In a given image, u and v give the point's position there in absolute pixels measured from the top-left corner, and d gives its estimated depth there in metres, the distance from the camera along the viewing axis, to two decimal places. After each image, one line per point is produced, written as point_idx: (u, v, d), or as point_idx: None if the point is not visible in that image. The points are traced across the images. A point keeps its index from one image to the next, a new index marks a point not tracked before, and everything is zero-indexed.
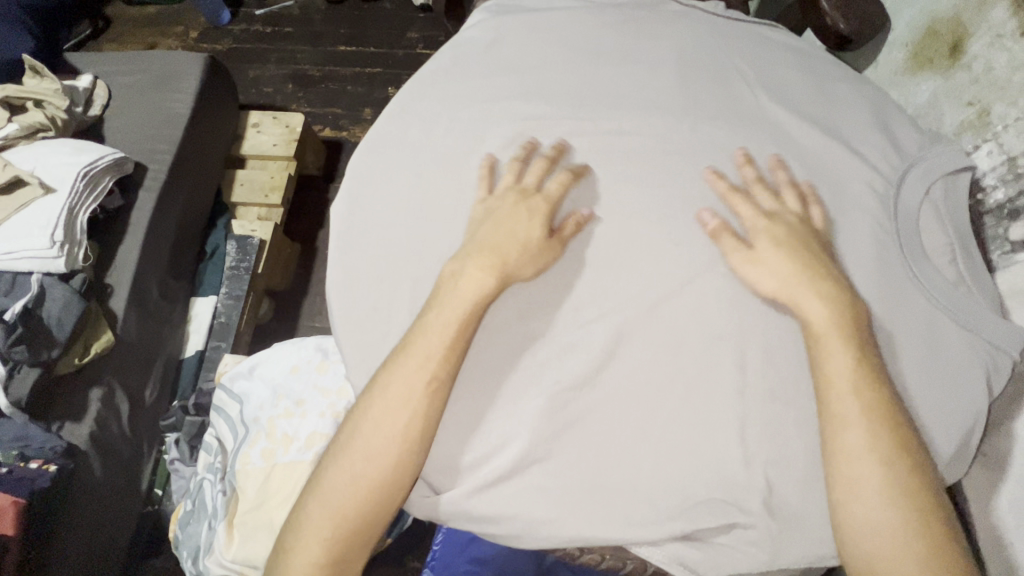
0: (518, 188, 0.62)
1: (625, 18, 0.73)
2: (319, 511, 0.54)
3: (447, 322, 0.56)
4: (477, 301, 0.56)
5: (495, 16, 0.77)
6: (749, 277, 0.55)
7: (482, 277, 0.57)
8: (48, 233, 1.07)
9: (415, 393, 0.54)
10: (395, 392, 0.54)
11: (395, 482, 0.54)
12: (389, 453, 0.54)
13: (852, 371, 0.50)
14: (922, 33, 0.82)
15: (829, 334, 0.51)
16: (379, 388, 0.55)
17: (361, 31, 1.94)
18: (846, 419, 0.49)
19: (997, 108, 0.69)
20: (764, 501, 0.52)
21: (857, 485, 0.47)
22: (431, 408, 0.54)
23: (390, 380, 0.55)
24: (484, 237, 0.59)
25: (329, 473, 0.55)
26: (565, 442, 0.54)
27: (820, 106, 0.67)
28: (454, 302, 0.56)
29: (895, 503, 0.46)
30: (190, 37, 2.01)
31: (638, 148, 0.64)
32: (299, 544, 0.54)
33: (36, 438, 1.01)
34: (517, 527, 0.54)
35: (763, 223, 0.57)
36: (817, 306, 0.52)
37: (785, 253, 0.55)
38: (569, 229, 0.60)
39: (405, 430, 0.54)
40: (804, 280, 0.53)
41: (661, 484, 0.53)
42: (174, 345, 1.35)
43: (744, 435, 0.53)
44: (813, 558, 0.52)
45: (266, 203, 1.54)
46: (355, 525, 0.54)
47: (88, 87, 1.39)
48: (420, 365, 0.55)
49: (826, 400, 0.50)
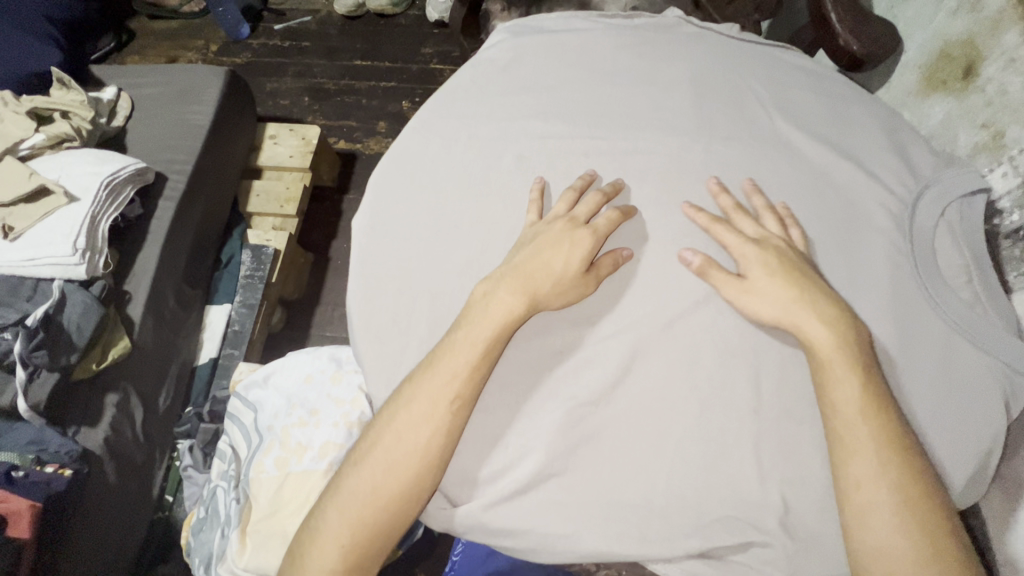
0: (567, 216, 0.62)
1: (641, 40, 0.75)
2: (338, 519, 0.55)
3: (474, 341, 0.57)
4: (504, 323, 0.57)
5: (513, 37, 0.79)
6: (749, 305, 0.55)
7: (512, 302, 0.58)
8: (70, 240, 1.10)
9: (440, 409, 0.55)
10: (420, 407, 0.55)
11: (411, 496, 0.54)
12: (408, 466, 0.54)
13: (856, 394, 0.50)
14: (935, 55, 0.83)
15: (834, 361, 0.51)
16: (403, 401, 0.56)
17: (377, 47, 1.99)
18: (859, 447, 0.49)
19: (1012, 130, 0.70)
20: (780, 520, 0.52)
21: (881, 504, 0.48)
22: (454, 425, 0.55)
23: (415, 394, 0.56)
24: (521, 262, 0.60)
25: (348, 482, 0.56)
26: (581, 456, 0.55)
27: (834, 128, 0.68)
28: (483, 322, 0.57)
29: (913, 527, 0.47)
30: (209, 50, 2.06)
31: (654, 167, 0.65)
32: (315, 550, 0.55)
33: (52, 442, 1.02)
34: (534, 541, 0.55)
35: (752, 251, 0.57)
36: (821, 329, 0.53)
37: (780, 280, 0.55)
38: (607, 267, 0.59)
39: (427, 445, 0.54)
40: (802, 307, 0.54)
41: (677, 501, 0.53)
42: (188, 351, 1.37)
43: (760, 454, 0.53)
44: None
45: (281, 213, 1.57)
46: (372, 537, 0.54)
47: (112, 99, 1.43)
48: (445, 382, 0.56)
49: (839, 430, 0.50)
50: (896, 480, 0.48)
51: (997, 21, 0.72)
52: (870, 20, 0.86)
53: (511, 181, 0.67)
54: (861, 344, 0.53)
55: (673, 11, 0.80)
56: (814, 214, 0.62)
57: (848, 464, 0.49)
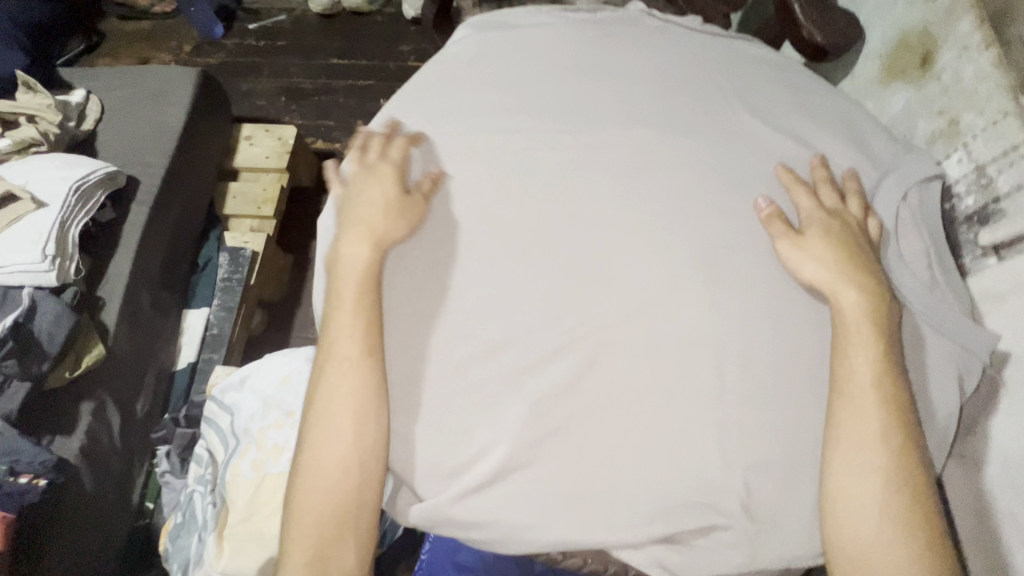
0: (366, 163, 0.67)
1: (605, 34, 0.75)
2: (296, 526, 0.55)
3: (353, 310, 0.59)
4: (360, 273, 0.60)
5: (479, 32, 0.79)
6: (795, 263, 0.58)
7: (357, 249, 0.61)
8: (39, 247, 1.08)
9: (341, 379, 0.57)
10: (336, 389, 0.57)
11: (349, 475, 0.55)
12: (336, 446, 0.55)
13: (871, 365, 0.52)
14: (894, 45, 0.85)
15: (857, 326, 0.54)
16: (315, 389, 0.58)
17: (354, 45, 1.97)
18: (859, 410, 0.51)
19: (965, 117, 0.71)
20: (742, 503, 0.53)
21: (870, 470, 0.49)
22: (360, 391, 0.56)
23: (321, 377, 0.58)
24: (354, 211, 0.64)
25: (294, 488, 0.56)
26: (548, 448, 0.55)
27: (796, 118, 0.69)
28: (349, 286, 0.60)
29: (889, 493, 0.49)
30: (183, 51, 2.03)
31: (619, 160, 0.65)
32: (283, 564, 0.54)
33: (25, 452, 0.99)
34: (500, 532, 0.55)
35: (820, 215, 0.59)
36: (850, 297, 0.54)
37: (833, 245, 0.57)
38: (425, 187, 0.65)
39: (343, 420, 0.56)
40: (841, 272, 0.56)
41: (642, 489, 0.54)
42: (166, 357, 1.35)
43: (722, 440, 0.54)
44: (790, 560, 0.53)
45: (259, 215, 1.55)
46: (333, 529, 0.54)
47: (81, 102, 1.40)
48: (337, 354, 0.58)
49: (841, 385, 0.52)
50: (891, 450, 0.50)
51: (951, 11, 0.73)
52: (833, 10, 0.87)
53: (478, 176, 0.66)
54: (889, 317, 0.55)
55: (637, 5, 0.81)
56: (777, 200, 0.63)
57: (841, 429, 0.51)
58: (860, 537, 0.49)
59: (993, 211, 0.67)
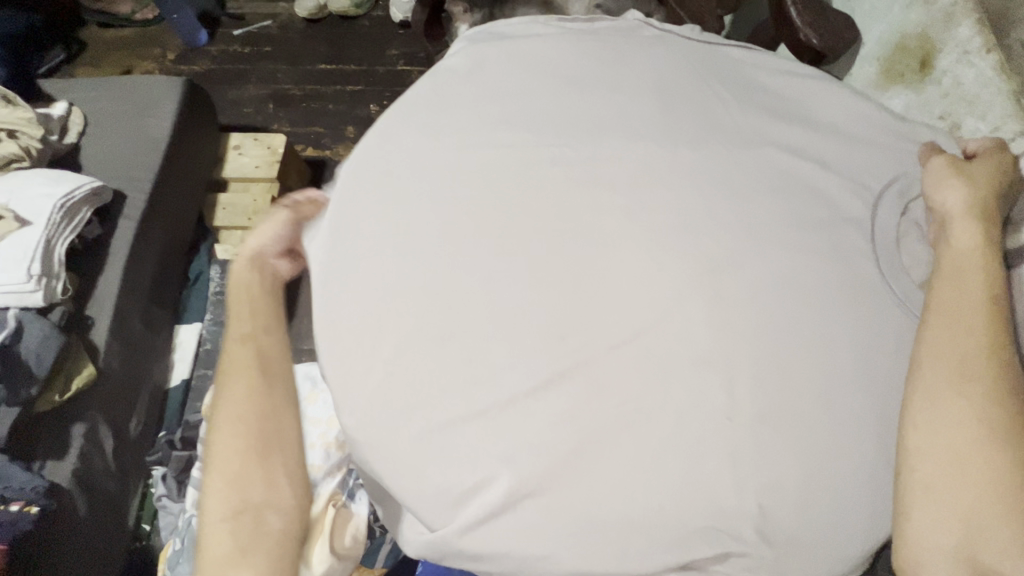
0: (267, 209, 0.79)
1: (602, 43, 0.74)
2: (219, 479, 0.64)
3: (242, 304, 0.74)
4: (249, 281, 0.76)
5: (473, 42, 0.77)
6: (943, 194, 0.62)
7: (247, 266, 0.77)
8: (24, 267, 1.05)
9: (240, 352, 0.71)
10: (240, 360, 0.70)
11: (271, 422, 0.67)
12: (243, 401, 0.67)
13: (977, 286, 0.57)
14: (891, 48, 0.84)
15: (971, 252, 0.59)
16: (223, 368, 0.70)
17: (342, 50, 1.94)
18: (964, 320, 0.56)
19: (967, 122, 0.71)
20: (757, 527, 0.52)
21: (971, 377, 0.54)
22: (259, 355, 0.71)
23: (227, 356, 0.71)
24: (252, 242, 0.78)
25: (211, 452, 0.66)
26: (561, 478, 0.53)
27: (801, 129, 0.68)
28: (237, 288, 0.76)
29: (981, 400, 0.53)
30: (166, 59, 1.99)
31: (623, 174, 0.64)
32: (209, 515, 0.63)
33: (16, 479, 0.98)
34: (510, 561, 0.54)
35: (983, 165, 0.64)
36: (968, 227, 0.60)
37: (982, 192, 0.62)
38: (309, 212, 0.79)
39: (249, 381, 0.69)
40: (976, 209, 0.61)
41: (657, 518, 0.52)
42: (159, 375, 1.32)
43: (737, 463, 0.53)
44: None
45: (250, 226, 1.52)
46: (254, 469, 0.65)
47: (63, 115, 1.35)
48: (236, 334, 0.72)
49: (943, 294, 0.57)
50: (991, 366, 0.54)
51: (950, 14, 0.73)
52: (829, 13, 0.87)
53: (479, 192, 0.64)
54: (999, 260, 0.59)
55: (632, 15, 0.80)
56: (785, 211, 0.61)
57: (944, 330, 0.56)
58: (946, 434, 0.53)
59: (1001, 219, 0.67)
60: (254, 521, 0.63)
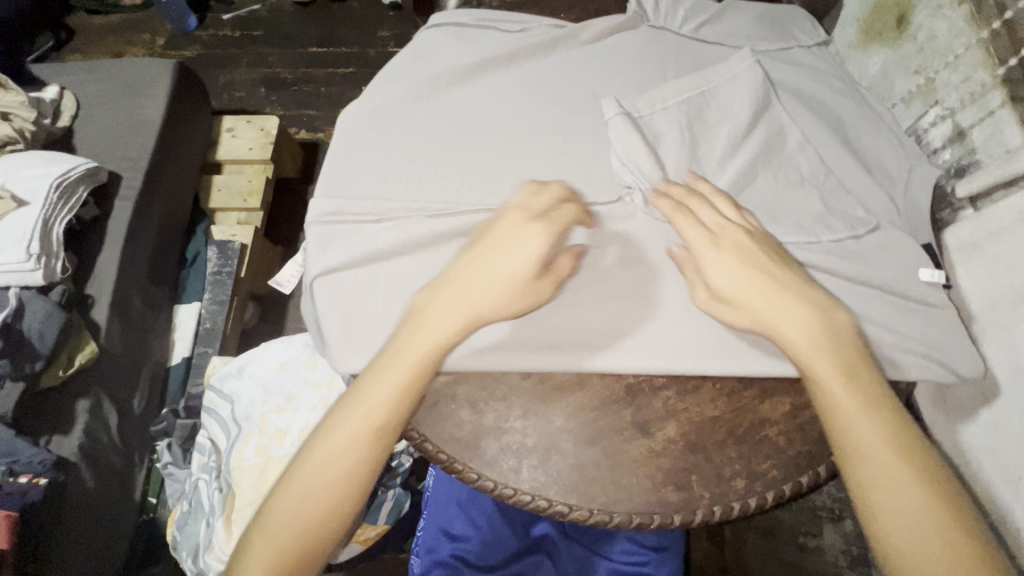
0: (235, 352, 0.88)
1: (563, 130, 0.70)
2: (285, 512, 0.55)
3: (340, 458, 0.56)
4: (340, 457, 0.56)
5: (417, 112, 0.71)
6: None
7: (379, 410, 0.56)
8: (23, 245, 1.03)
9: (368, 432, 0.56)
10: (320, 459, 0.56)
11: (344, 479, 0.56)
12: (329, 473, 0.56)
13: None
14: (870, 7, 0.84)
15: None
16: (309, 455, 0.57)
17: (332, 33, 1.95)
18: None
19: (942, 74, 0.73)
20: (726, 454, 0.57)
21: None
22: (375, 452, 0.57)
23: (301, 468, 0.56)
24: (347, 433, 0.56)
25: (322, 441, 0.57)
26: (548, 396, 0.59)
27: (827, 200, 0.67)
28: (335, 460, 0.56)
29: None
30: (157, 45, 1.98)
31: (630, 258, 0.64)
32: (258, 546, 0.55)
33: (24, 453, 0.97)
34: (500, 490, 0.56)
35: None
36: None
37: None
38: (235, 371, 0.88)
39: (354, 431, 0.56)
40: None
41: (632, 431, 0.58)
42: (160, 353, 1.33)
43: (697, 390, 0.60)
44: (769, 505, 0.56)
45: (245, 207, 1.53)
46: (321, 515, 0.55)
47: (55, 99, 1.32)
48: (349, 442, 0.56)
49: None
50: None
51: None
52: None
53: None
54: None
55: (456, 58, 0.74)
56: None
57: None
58: None
59: (969, 164, 0.71)
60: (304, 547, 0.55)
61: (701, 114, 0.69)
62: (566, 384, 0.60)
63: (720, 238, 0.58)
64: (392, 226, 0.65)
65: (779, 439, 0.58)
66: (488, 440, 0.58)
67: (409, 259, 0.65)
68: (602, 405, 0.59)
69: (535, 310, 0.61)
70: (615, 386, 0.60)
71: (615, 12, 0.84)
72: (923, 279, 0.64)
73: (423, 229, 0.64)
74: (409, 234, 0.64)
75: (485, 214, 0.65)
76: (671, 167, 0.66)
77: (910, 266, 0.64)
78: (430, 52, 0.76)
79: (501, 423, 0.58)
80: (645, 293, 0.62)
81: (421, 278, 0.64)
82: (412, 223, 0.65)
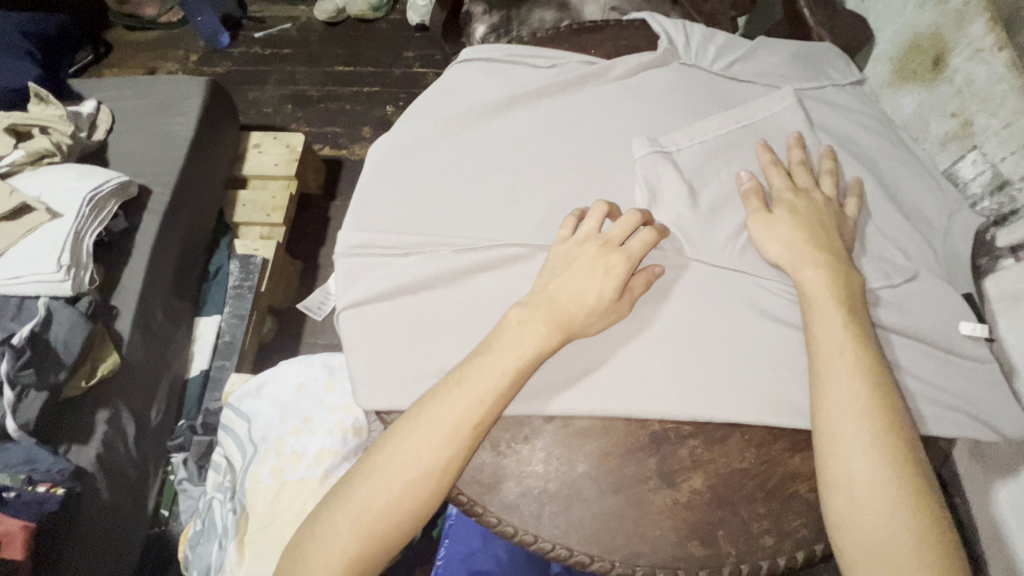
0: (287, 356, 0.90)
1: (592, 168, 0.69)
2: (353, 512, 0.55)
3: (420, 455, 0.55)
4: (424, 458, 0.55)
5: (446, 146, 0.72)
6: None
7: (470, 411, 0.56)
8: (55, 257, 1.06)
9: (461, 432, 0.55)
10: (401, 457, 0.55)
11: (425, 486, 0.55)
12: (412, 474, 0.55)
13: None
14: (905, 47, 0.83)
15: None
16: (391, 449, 0.56)
17: (359, 52, 1.99)
18: None
19: (980, 119, 0.72)
20: (754, 508, 0.56)
21: None
22: (462, 449, 0.55)
23: (384, 459, 0.56)
24: (430, 431, 0.55)
25: (402, 435, 0.56)
26: (570, 440, 0.58)
27: (862, 244, 0.66)
28: (417, 458, 0.55)
29: None
30: (190, 61, 2.04)
31: (658, 300, 0.63)
32: (324, 536, 0.55)
33: (43, 461, 0.97)
34: (521, 536, 0.55)
35: None
36: None
37: None
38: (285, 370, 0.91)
39: (442, 437, 0.55)
40: None
41: (656, 479, 0.57)
42: (180, 365, 1.35)
43: (724, 439, 0.58)
44: (798, 563, 0.54)
45: (269, 222, 1.55)
46: (388, 519, 0.55)
47: (91, 113, 1.37)
48: (442, 441, 0.55)
49: None
50: None
51: (963, 12, 0.73)
52: (844, 13, 0.87)
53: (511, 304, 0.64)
54: None
55: (486, 93, 0.75)
56: None
57: None
58: None
59: (1009, 212, 0.69)
60: (368, 549, 0.55)
61: (733, 153, 0.68)
62: (589, 428, 0.59)
63: (774, 215, 0.63)
64: (419, 260, 0.65)
65: (810, 496, 0.56)
66: (508, 483, 0.57)
67: (435, 293, 0.65)
68: (627, 452, 0.58)
69: (558, 351, 0.61)
70: (640, 431, 0.59)
71: (644, 47, 0.84)
72: (964, 332, 0.62)
73: (449, 264, 0.64)
74: (436, 268, 0.64)
75: (512, 250, 0.65)
76: (701, 206, 0.65)
77: (949, 317, 0.62)
78: (461, 86, 0.77)
79: (523, 465, 0.58)
80: (673, 337, 0.60)
81: (447, 314, 0.64)
82: (439, 257, 0.65)
